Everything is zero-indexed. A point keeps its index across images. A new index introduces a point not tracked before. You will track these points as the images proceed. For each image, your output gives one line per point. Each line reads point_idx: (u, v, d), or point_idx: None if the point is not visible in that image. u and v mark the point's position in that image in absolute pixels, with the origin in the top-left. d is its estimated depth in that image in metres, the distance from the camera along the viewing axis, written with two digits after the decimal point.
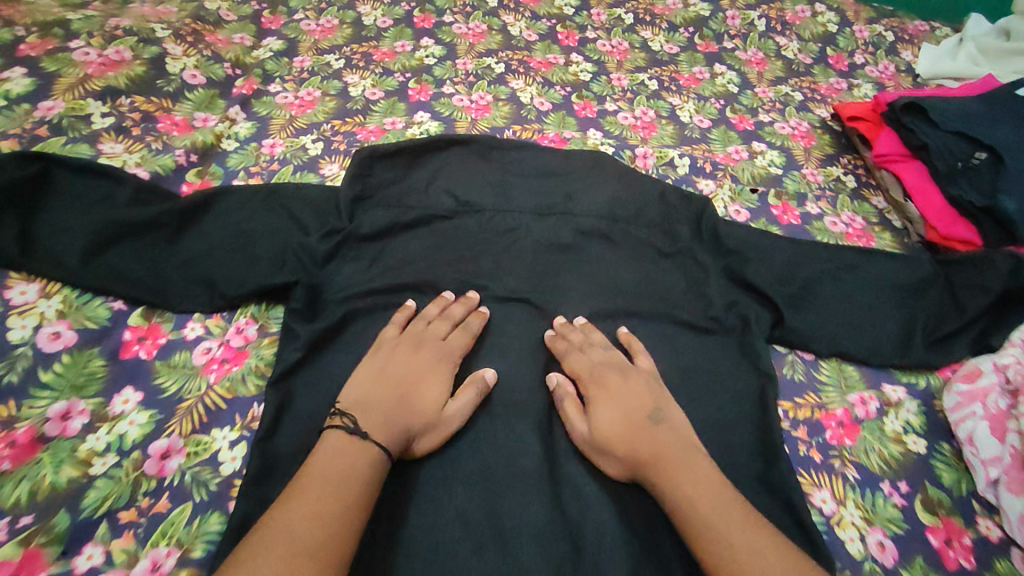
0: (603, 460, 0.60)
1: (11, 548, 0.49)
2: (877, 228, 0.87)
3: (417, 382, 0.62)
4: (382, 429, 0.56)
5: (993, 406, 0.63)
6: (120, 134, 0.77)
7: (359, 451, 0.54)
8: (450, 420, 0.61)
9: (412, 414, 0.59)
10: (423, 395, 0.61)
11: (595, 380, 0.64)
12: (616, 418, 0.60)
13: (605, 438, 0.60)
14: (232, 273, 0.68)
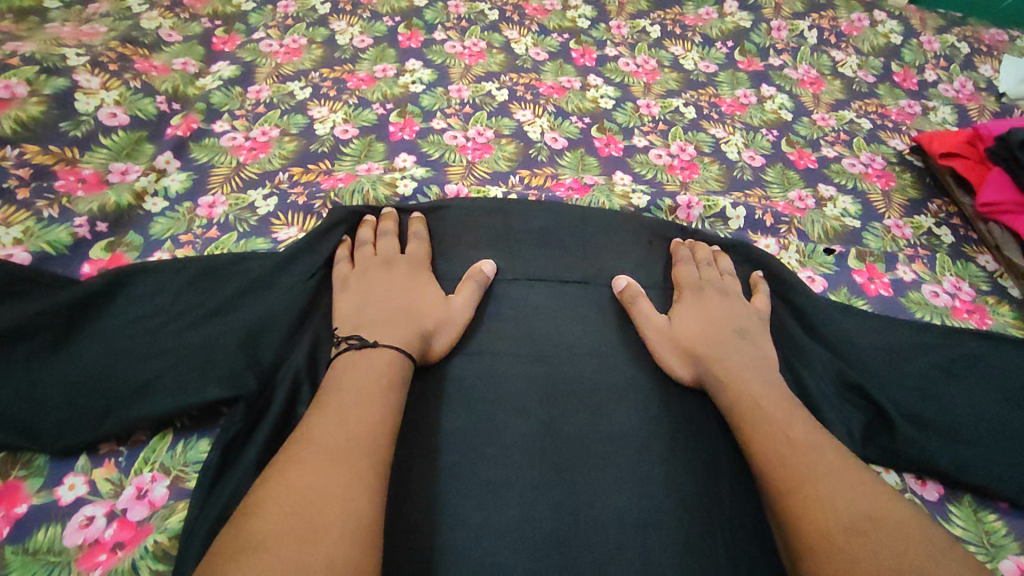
0: (667, 355, 0.56)
1: None
2: (991, 301, 0.68)
3: (406, 293, 0.58)
4: (391, 336, 0.53)
5: None
6: (2, 199, 0.58)
7: (381, 356, 0.51)
8: (460, 314, 0.57)
9: (418, 319, 0.55)
10: (421, 304, 0.57)
11: (693, 292, 0.62)
12: (704, 329, 0.58)
13: (684, 337, 0.57)
14: (145, 384, 0.49)
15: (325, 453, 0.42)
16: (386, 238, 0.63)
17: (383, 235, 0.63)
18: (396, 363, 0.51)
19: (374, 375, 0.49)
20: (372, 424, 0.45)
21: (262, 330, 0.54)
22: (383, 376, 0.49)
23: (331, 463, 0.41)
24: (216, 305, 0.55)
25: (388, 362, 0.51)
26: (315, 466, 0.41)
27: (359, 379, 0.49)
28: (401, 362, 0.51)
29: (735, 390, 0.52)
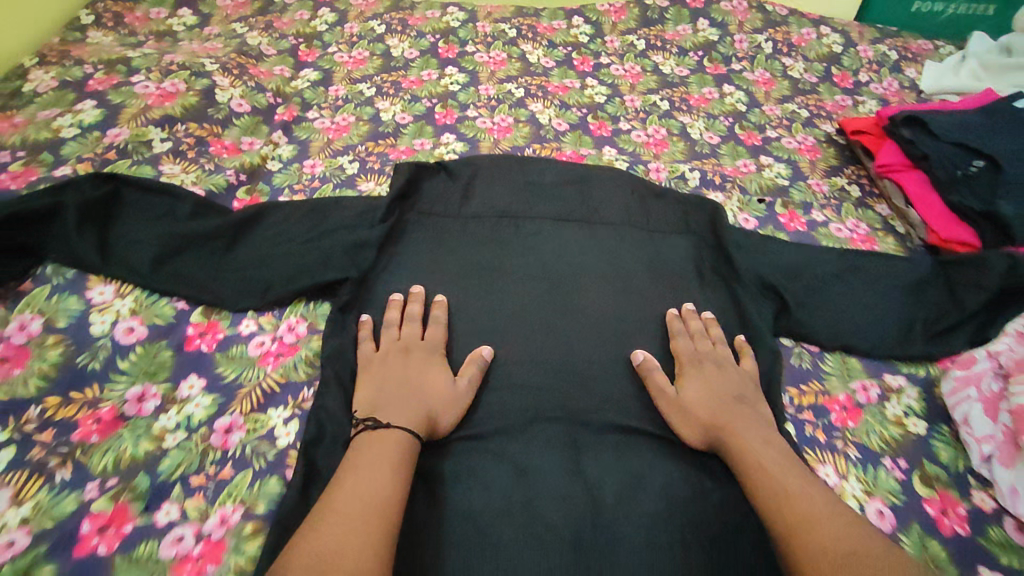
0: (682, 429, 0.66)
1: (101, 504, 0.56)
2: (880, 234, 0.91)
3: (422, 375, 0.66)
4: (406, 418, 0.61)
5: (986, 388, 0.66)
6: (178, 157, 0.85)
7: (391, 438, 0.58)
8: (462, 397, 0.66)
9: (430, 402, 0.64)
10: (431, 388, 0.65)
11: (694, 363, 0.70)
12: (703, 399, 0.67)
13: (692, 408, 0.66)
14: (290, 274, 0.75)
15: (346, 524, 0.49)
16: (408, 321, 0.72)
17: (407, 318, 0.72)
18: (404, 445, 0.58)
19: (379, 456, 0.56)
20: (386, 497, 0.53)
21: (361, 245, 0.78)
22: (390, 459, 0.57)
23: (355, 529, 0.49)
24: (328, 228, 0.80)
25: (396, 443, 0.58)
26: (337, 530, 0.48)
27: (366, 459, 0.56)
28: (410, 442, 0.59)
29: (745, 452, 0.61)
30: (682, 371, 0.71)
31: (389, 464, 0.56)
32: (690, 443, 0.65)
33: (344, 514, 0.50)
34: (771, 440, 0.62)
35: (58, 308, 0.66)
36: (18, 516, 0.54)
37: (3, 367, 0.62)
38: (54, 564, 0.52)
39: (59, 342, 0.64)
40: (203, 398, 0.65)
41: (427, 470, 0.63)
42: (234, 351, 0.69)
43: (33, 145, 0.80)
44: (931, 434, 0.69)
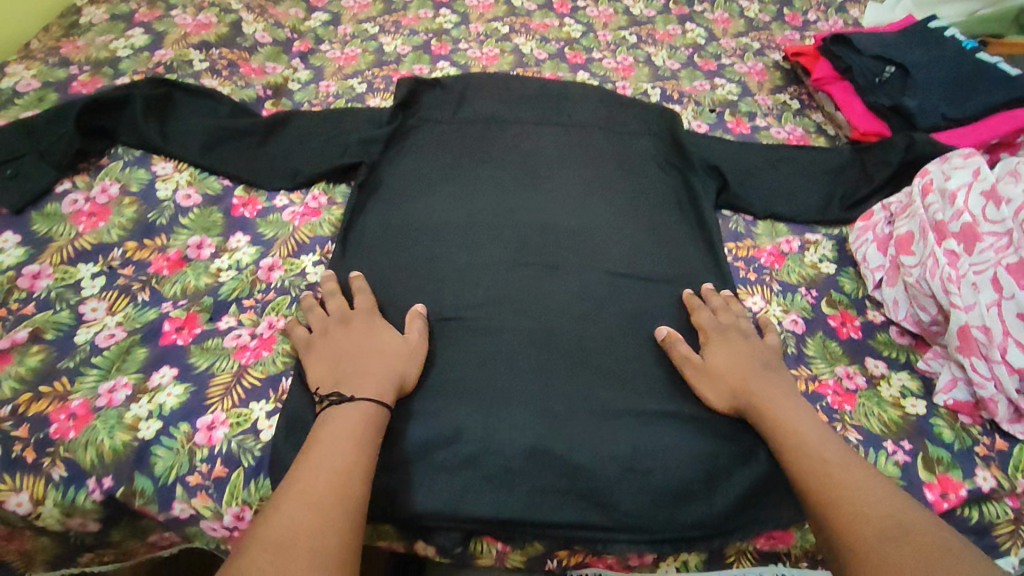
0: (710, 394, 0.66)
1: (177, 312, 0.72)
2: (813, 135, 1.07)
3: (375, 338, 0.66)
4: (373, 383, 0.61)
5: (880, 231, 0.81)
6: (215, 74, 1.02)
7: (360, 407, 0.59)
8: (415, 352, 0.67)
9: (389, 363, 0.64)
10: (386, 349, 0.65)
11: (721, 334, 0.70)
12: (727, 368, 0.67)
13: (719, 372, 0.67)
14: (313, 161, 0.89)
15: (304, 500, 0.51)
16: (333, 299, 0.71)
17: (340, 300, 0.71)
18: (372, 413, 0.59)
19: (346, 426, 0.57)
20: (351, 469, 0.54)
21: (372, 140, 0.91)
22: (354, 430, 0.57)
23: (318, 503, 0.51)
24: (344, 127, 0.93)
25: (363, 413, 0.59)
26: (298, 510, 0.50)
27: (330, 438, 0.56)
28: (380, 410, 0.60)
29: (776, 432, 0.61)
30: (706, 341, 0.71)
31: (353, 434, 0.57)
32: (720, 410, 0.66)
33: (306, 492, 0.52)
34: (803, 410, 0.63)
35: (131, 177, 0.83)
36: (114, 320, 0.70)
37: (91, 219, 0.78)
38: (146, 348, 0.68)
39: (133, 202, 0.81)
40: (248, 248, 0.80)
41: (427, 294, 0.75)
42: (271, 217, 0.84)
43: (95, 61, 0.97)
44: (839, 274, 0.84)
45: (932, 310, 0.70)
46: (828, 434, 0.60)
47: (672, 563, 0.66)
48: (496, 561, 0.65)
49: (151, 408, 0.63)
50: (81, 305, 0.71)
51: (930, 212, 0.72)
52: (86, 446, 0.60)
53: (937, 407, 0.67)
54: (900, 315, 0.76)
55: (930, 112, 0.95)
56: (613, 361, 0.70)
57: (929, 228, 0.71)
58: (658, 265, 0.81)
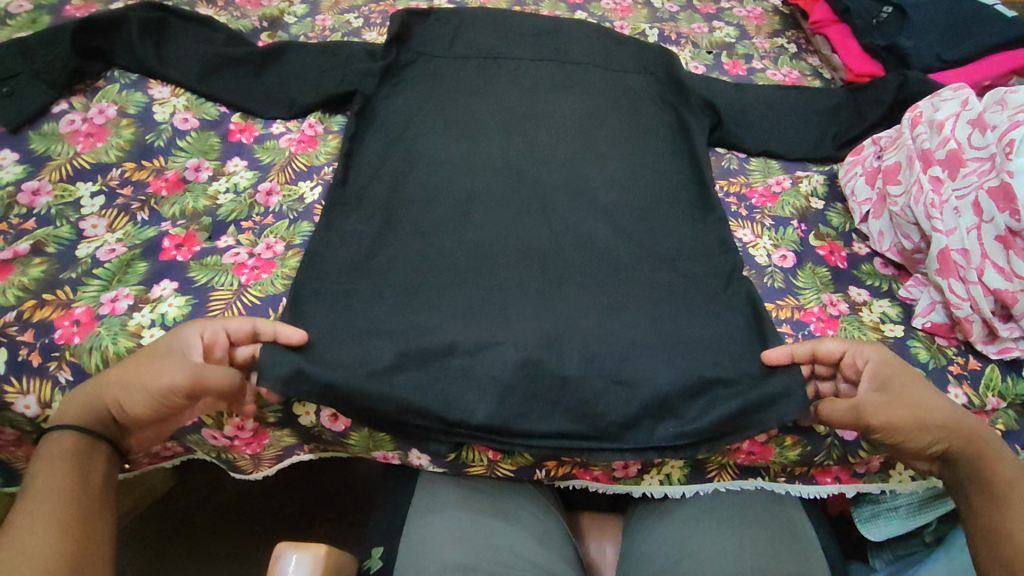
0: (895, 415, 0.58)
1: (176, 231, 0.73)
2: (809, 78, 1.08)
3: (130, 361, 0.57)
4: (74, 406, 0.56)
5: (869, 165, 0.82)
6: (211, 4, 1.02)
7: (59, 439, 0.55)
8: (165, 382, 0.56)
9: (103, 384, 0.57)
10: (115, 371, 0.57)
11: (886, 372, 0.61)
12: (906, 392, 0.60)
13: (900, 386, 0.60)
14: (309, 91, 0.88)
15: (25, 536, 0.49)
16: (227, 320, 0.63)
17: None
18: (68, 449, 0.55)
19: (59, 465, 0.53)
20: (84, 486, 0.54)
21: (369, 73, 0.90)
22: (68, 468, 0.53)
23: (42, 537, 0.49)
24: (340, 59, 0.92)
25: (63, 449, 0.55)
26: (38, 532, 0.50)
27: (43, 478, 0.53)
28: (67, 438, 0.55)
29: (994, 481, 0.56)
30: (871, 359, 0.63)
31: (67, 473, 0.53)
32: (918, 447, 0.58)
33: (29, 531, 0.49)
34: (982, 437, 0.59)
35: (127, 99, 0.83)
36: (114, 237, 0.71)
37: (89, 140, 0.78)
38: (146, 263, 0.69)
39: (130, 124, 0.81)
40: (246, 172, 0.81)
41: (422, 218, 0.76)
42: (268, 144, 0.85)
43: None
44: (828, 209, 0.85)
45: (915, 238, 0.72)
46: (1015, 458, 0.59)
47: (655, 475, 0.69)
48: (487, 469, 0.68)
49: (153, 317, 0.64)
50: (81, 222, 0.72)
51: (918, 141, 0.74)
52: (90, 351, 0.61)
53: (915, 331, 0.70)
54: (884, 246, 0.78)
55: (925, 53, 0.96)
56: (603, 283, 0.72)
57: (916, 156, 0.73)
58: (650, 195, 0.82)
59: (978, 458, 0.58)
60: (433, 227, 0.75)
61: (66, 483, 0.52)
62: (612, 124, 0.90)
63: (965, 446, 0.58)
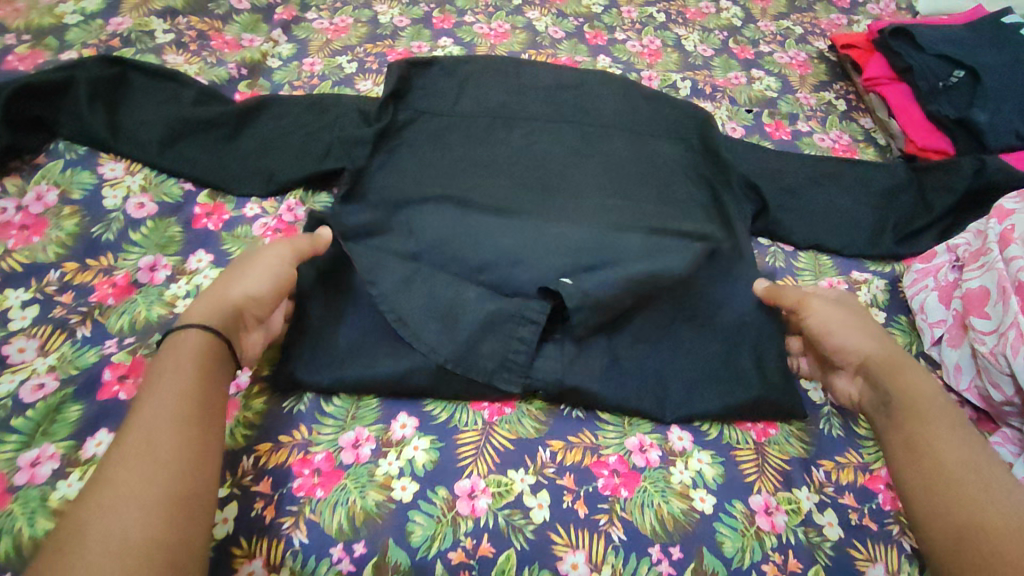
0: (848, 338, 0.59)
1: (120, 356, 0.60)
2: (862, 144, 0.95)
3: (246, 271, 0.58)
4: (200, 312, 0.53)
5: (944, 278, 0.71)
6: (181, 48, 0.88)
7: (186, 343, 0.51)
8: (281, 272, 0.59)
9: (221, 291, 0.55)
10: (234, 280, 0.57)
11: (844, 308, 0.62)
12: (853, 310, 0.62)
13: (851, 316, 0.61)
14: (291, 163, 0.75)
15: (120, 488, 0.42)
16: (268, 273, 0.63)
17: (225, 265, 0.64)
18: (202, 345, 0.51)
19: (181, 373, 0.49)
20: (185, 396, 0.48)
21: (358, 140, 0.76)
22: (191, 369, 0.49)
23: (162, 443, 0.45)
24: (329, 120, 0.79)
25: (194, 346, 0.51)
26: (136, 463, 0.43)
27: (163, 375, 0.49)
28: (200, 335, 0.51)
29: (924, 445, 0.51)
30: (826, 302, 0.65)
31: (186, 385, 0.48)
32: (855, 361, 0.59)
33: (128, 474, 0.43)
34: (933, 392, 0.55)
35: (72, 180, 0.70)
36: (46, 364, 0.59)
37: (24, 234, 0.66)
38: (80, 405, 0.57)
39: (74, 213, 0.69)
40: (211, 271, 0.68)
41: None
42: (239, 231, 0.72)
43: (36, 30, 0.84)
44: (891, 323, 0.73)
45: (1008, 391, 0.60)
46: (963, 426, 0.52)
47: None
48: None
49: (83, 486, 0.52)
50: (5, 345, 0.59)
51: (1011, 268, 0.62)
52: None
53: None
54: (962, 383, 0.66)
55: (1002, 129, 0.84)
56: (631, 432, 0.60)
57: (1011, 288, 0.62)
58: (697, 289, 0.67)
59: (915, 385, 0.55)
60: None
61: (171, 422, 0.46)
62: (643, 208, 0.77)
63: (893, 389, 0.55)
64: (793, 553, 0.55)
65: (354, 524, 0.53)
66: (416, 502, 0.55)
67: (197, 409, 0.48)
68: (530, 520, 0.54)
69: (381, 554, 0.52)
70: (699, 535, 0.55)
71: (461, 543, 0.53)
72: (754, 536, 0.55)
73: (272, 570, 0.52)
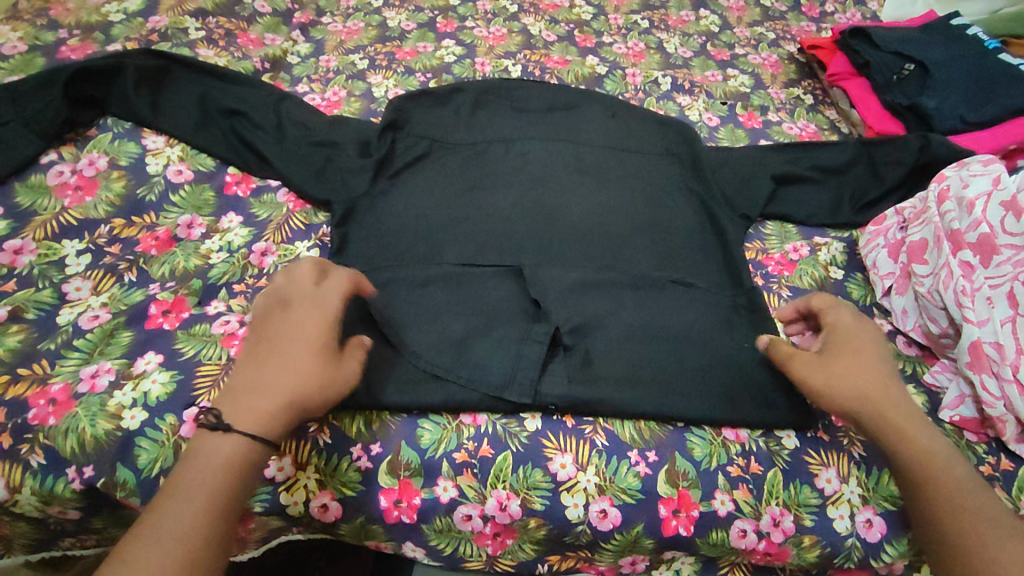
0: (846, 393, 0.58)
1: (164, 295, 0.69)
2: (826, 133, 1.05)
3: (315, 368, 0.53)
4: (253, 420, 0.50)
5: (892, 237, 0.79)
6: (211, 44, 0.98)
7: (223, 444, 0.49)
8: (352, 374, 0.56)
9: (296, 391, 0.52)
10: (305, 376, 0.53)
11: (841, 344, 0.61)
12: (842, 354, 0.60)
13: (848, 365, 0.59)
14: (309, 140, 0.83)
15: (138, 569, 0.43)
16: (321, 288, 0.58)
17: (273, 298, 0.57)
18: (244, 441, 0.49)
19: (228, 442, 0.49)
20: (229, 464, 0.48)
21: (368, 141, 0.83)
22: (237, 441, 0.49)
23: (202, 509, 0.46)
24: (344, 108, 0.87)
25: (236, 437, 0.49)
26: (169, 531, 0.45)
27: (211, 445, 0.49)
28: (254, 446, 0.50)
29: (931, 459, 0.55)
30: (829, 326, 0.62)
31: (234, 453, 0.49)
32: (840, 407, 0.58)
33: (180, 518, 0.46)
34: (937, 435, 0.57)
35: (120, 150, 0.80)
36: (99, 301, 0.67)
37: (78, 194, 0.75)
38: (131, 332, 0.65)
39: (121, 177, 0.78)
40: (241, 229, 0.77)
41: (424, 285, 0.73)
42: (265, 198, 0.81)
43: (85, 26, 0.95)
44: (846, 279, 0.81)
45: (943, 323, 0.70)
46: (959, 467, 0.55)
47: (665, 571, 0.65)
48: (485, 565, 0.64)
49: (135, 396, 0.60)
50: (64, 285, 0.68)
51: (946, 220, 0.72)
52: (66, 433, 0.57)
53: (942, 424, 0.67)
54: (908, 325, 0.75)
55: (948, 114, 0.93)
56: (627, 369, 0.66)
57: (944, 236, 0.71)
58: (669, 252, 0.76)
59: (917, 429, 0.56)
60: (427, 281, 0.71)
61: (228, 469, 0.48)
62: None
63: (887, 423, 0.57)
64: (755, 458, 0.64)
65: (371, 430, 0.62)
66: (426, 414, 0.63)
67: (232, 492, 0.48)
68: (524, 428, 0.63)
69: (394, 453, 0.61)
70: (671, 443, 0.64)
71: (464, 446, 0.62)
72: (721, 444, 0.64)
73: (299, 466, 0.60)
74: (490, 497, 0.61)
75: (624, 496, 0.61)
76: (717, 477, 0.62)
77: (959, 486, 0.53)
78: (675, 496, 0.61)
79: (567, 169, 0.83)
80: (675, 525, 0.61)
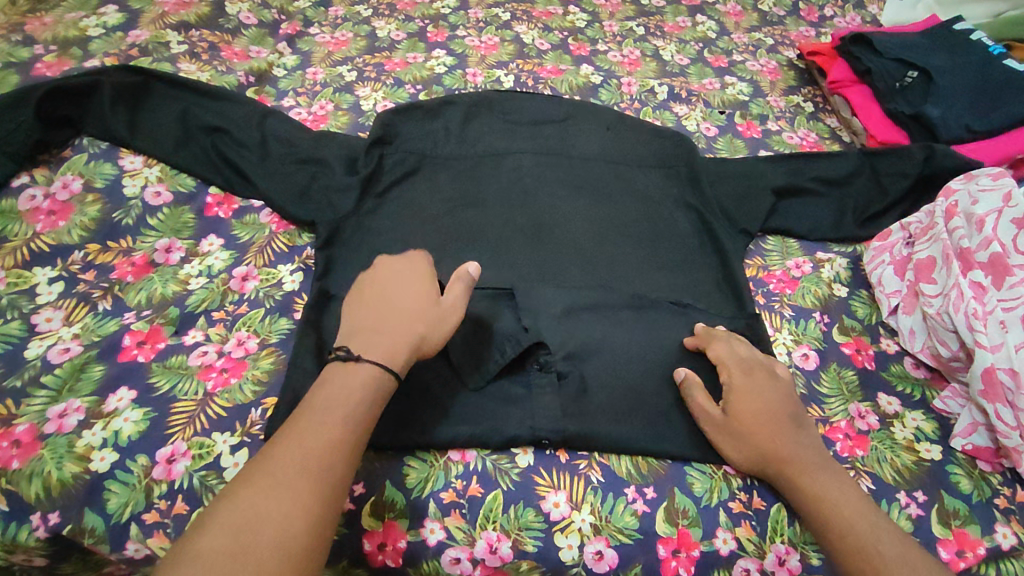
0: (740, 449, 0.59)
1: (139, 325, 0.66)
2: (827, 142, 1.02)
3: (429, 311, 0.57)
4: (386, 350, 0.53)
5: (898, 253, 0.77)
6: (194, 58, 0.95)
7: (359, 374, 0.51)
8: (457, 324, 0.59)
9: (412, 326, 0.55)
10: (422, 317, 0.56)
11: (737, 395, 0.61)
12: (746, 407, 0.60)
13: (743, 422, 0.59)
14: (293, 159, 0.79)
15: (276, 481, 0.45)
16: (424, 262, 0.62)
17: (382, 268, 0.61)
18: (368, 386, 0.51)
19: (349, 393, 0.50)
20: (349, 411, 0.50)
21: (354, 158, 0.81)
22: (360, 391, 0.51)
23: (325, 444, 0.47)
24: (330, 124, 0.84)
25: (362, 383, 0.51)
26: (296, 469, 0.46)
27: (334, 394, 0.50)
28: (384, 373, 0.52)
29: (820, 499, 0.55)
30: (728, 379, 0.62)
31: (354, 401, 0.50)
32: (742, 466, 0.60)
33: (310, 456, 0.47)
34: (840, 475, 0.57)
35: (95, 171, 0.77)
36: (71, 332, 0.64)
37: (50, 218, 0.72)
38: (103, 366, 0.62)
39: (97, 200, 0.75)
40: (221, 253, 0.74)
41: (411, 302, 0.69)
42: (248, 219, 0.78)
43: (62, 41, 0.92)
44: (851, 298, 0.78)
45: (953, 346, 0.67)
46: (861, 503, 0.54)
47: None
48: None
49: (106, 436, 0.58)
50: (34, 316, 0.65)
51: (954, 237, 0.70)
52: (32, 477, 0.55)
53: (953, 452, 0.65)
54: (916, 346, 0.72)
55: (954, 122, 0.90)
56: (623, 400, 0.63)
57: (954, 255, 0.69)
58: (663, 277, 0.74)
59: (812, 473, 0.57)
60: None
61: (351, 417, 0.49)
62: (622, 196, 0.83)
63: (782, 474, 0.57)
64: (757, 493, 0.61)
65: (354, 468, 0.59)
66: (412, 450, 0.61)
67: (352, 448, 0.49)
68: (515, 464, 0.61)
69: (379, 493, 0.58)
70: (669, 478, 0.61)
71: (452, 484, 0.59)
72: (722, 478, 0.62)
73: None
74: (479, 538, 0.57)
75: (621, 536, 0.58)
76: (717, 513, 0.60)
77: (850, 522, 0.53)
78: (674, 535, 0.58)
79: (560, 184, 0.80)
80: (676, 566, 0.58)
